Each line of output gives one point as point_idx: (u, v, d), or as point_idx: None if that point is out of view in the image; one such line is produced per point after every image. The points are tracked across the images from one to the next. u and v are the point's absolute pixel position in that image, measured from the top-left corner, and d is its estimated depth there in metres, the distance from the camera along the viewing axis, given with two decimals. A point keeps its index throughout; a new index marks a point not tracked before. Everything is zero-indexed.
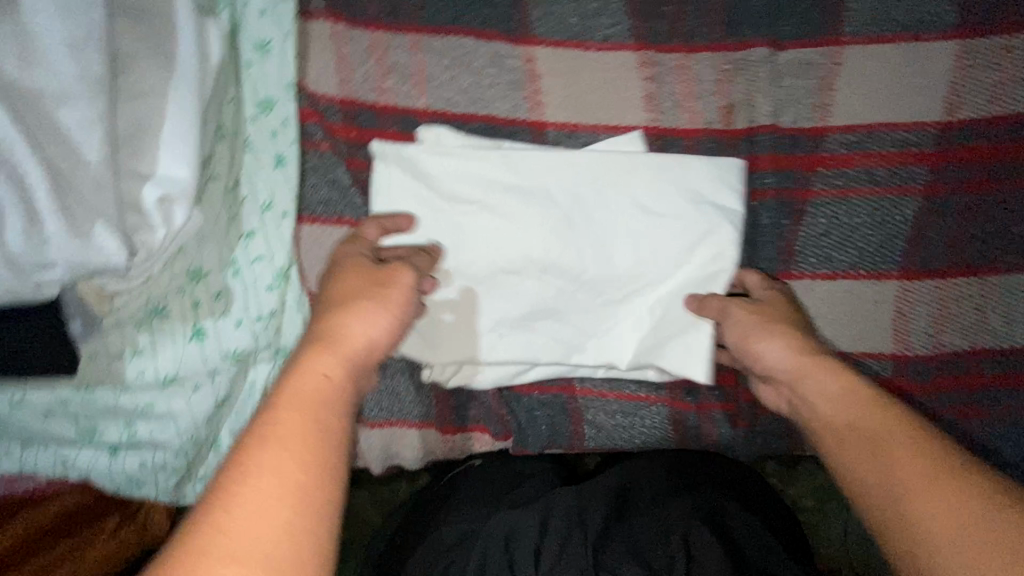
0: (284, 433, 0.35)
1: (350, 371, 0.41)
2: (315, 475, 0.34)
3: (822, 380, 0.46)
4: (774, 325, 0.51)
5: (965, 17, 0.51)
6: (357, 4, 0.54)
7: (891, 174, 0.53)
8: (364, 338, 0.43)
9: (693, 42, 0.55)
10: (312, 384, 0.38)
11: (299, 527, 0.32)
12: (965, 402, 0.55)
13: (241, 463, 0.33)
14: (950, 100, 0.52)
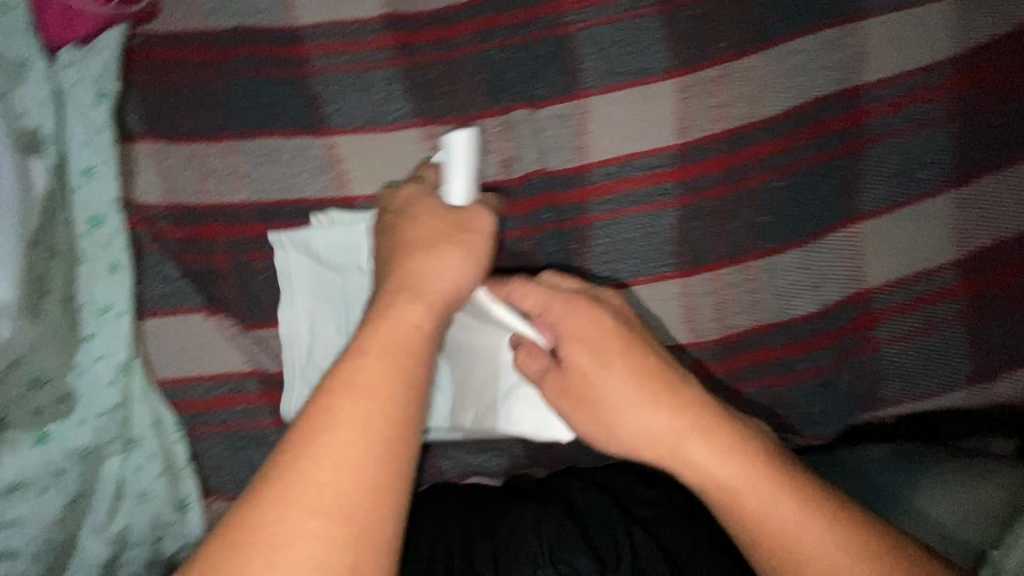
0: (375, 386, 0.41)
1: (434, 317, 0.47)
2: (386, 430, 0.40)
3: (691, 442, 0.49)
4: (646, 407, 0.50)
5: (677, 62, 0.64)
6: (173, 125, 0.63)
7: (648, 194, 0.64)
8: (450, 284, 0.49)
9: (466, 112, 0.65)
10: (404, 336, 0.44)
11: (380, 477, 0.38)
12: (762, 372, 0.65)
13: (332, 412, 0.40)
14: (680, 125, 0.64)
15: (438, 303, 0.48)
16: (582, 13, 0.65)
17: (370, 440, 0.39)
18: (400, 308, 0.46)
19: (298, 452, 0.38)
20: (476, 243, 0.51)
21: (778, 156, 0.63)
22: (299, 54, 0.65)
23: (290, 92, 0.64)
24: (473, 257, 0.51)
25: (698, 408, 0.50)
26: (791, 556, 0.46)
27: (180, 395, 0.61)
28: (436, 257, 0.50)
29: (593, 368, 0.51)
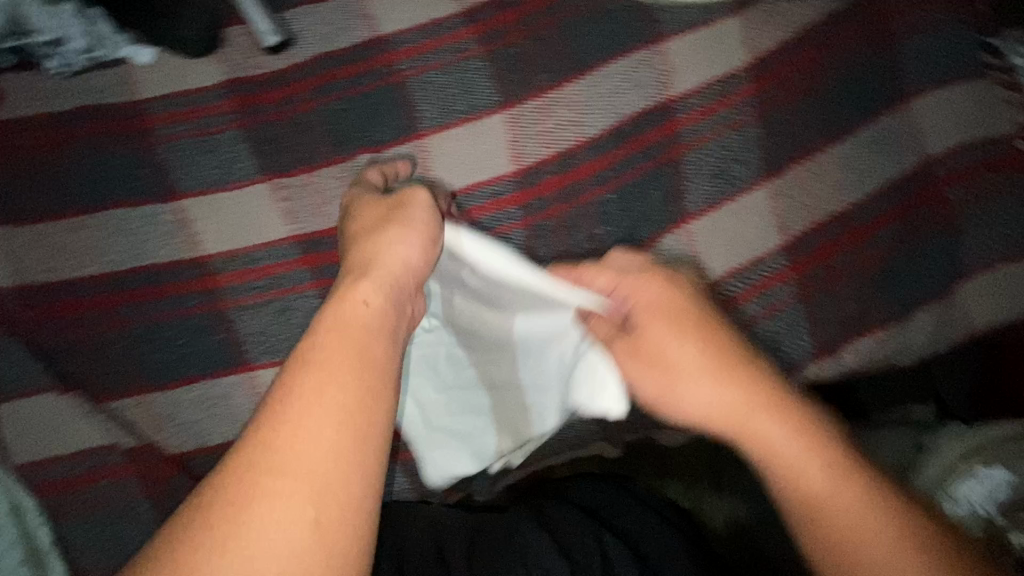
0: (335, 358, 0.44)
1: (387, 294, 0.50)
2: (358, 401, 0.42)
3: (753, 390, 0.51)
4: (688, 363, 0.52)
5: (504, 95, 0.69)
6: (23, 210, 0.66)
7: (494, 220, 0.68)
8: (396, 257, 0.52)
9: (312, 163, 0.68)
10: (361, 314, 0.47)
11: (351, 442, 0.41)
12: None
13: (300, 384, 0.42)
14: (515, 152, 0.68)
15: (389, 276, 0.51)
16: (412, 60, 0.70)
17: (337, 406, 0.42)
18: (357, 286, 0.49)
19: (265, 425, 0.41)
20: (412, 216, 0.54)
21: (607, 170, 0.67)
22: (146, 127, 0.69)
23: (136, 164, 0.67)
24: (412, 224, 0.53)
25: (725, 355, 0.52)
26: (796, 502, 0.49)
27: (40, 478, 0.59)
28: (388, 233, 0.53)
29: (667, 336, 0.53)
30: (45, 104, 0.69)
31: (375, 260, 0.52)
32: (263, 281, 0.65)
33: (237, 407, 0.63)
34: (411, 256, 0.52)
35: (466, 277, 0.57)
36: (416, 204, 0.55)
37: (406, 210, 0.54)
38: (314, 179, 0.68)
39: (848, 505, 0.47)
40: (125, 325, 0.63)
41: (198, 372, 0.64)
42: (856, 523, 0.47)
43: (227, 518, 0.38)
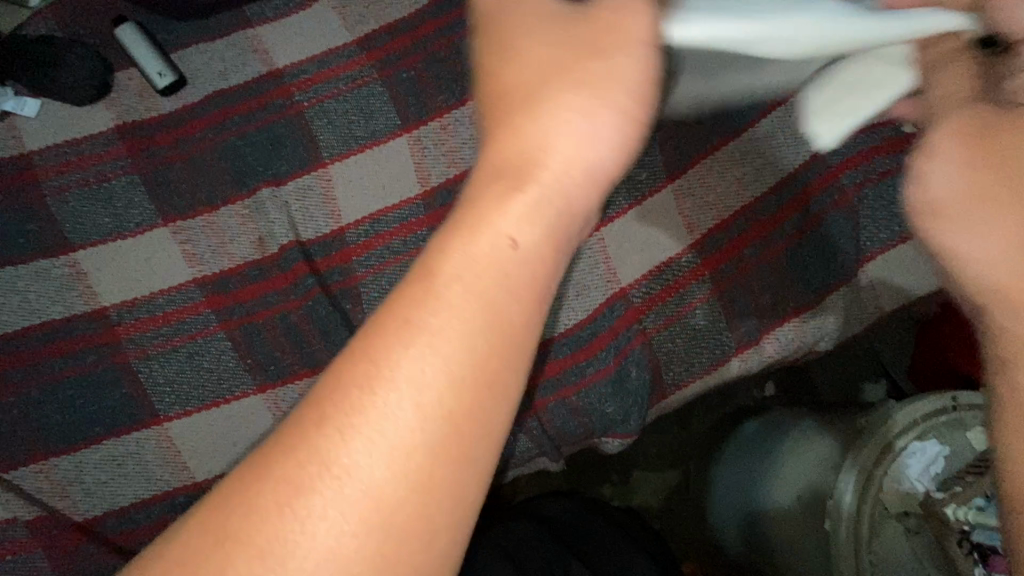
0: (465, 321, 0.31)
1: (548, 216, 0.34)
2: (482, 424, 0.30)
3: None
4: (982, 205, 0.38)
5: (405, 118, 0.69)
6: None
7: (404, 244, 0.67)
8: (565, 153, 0.35)
9: (213, 202, 0.67)
10: (507, 255, 0.32)
11: (450, 454, 0.29)
12: (559, 385, 0.67)
13: (439, 339, 0.30)
14: (420, 174, 0.68)
15: (557, 184, 0.35)
16: (309, 91, 0.70)
17: (449, 397, 0.30)
18: (526, 193, 0.34)
19: (336, 413, 0.29)
20: (609, 70, 0.36)
21: None
22: (35, 178, 0.66)
23: (25, 217, 0.65)
24: (604, 91, 0.36)
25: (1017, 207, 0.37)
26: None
27: None
28: (561, 93, 0.36)
29: None
30: None
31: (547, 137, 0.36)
32: (168, 327, 0.63)
33: (146, 462, 0.60)
34: (598, 148, 0.36)
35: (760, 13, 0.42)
36: (620, 52, 0.37)
37: (598, 50, 0.37)
38: (216, 219, 0.66)
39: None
40: (20, 388, 0.60)
41: (104, 429, 0.60)
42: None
43: (234, 542, 0.28)
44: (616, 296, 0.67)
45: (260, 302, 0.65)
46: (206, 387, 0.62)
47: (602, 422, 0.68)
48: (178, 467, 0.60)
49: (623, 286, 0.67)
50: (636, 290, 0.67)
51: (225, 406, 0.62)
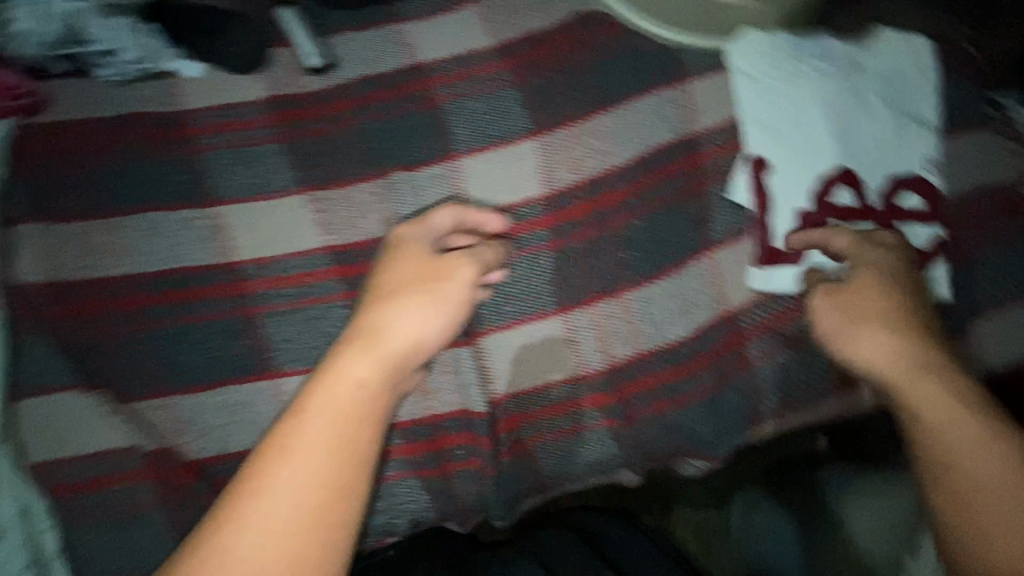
0: (319, 439, 0.48)
1: (382, 369, 0.52)
2: (334, 499, 0.46)
3: (925, 386, 0.54)
4: (874, 327, 0.58)
5: (537, 123, 0.72)
6: (59, 206, 0.66)
7: (524, 241, 0.69)
8: (400, 336, 0.54)
9: (348, 178, 0.70)
10: (348, 393, 0.50)
11: (321, 517, 0.46)
12: (656, 398, 0.68)
13: (273, 471, 0.46)
14: (545, 175, 0.70)
15: (399, 351, 0.53)
16: (449, 87, 0.73)
17: (313, 488, 0.46)
18: (365, 354, 0.52)
19: (241, 500, 0.45)
20: (444, 293, 0.57)
21: (635, 198, 0.70)
22: (187, 134, 0.70)
23: (175, 168, 0.68)
24: (444, 300, 0.57)
25: (905, 323, 0.58)
26: (958, 483, 0.50)
27: (57, 478, 0.58)
28: (395, 301, 0.56)
29: (847, 300, 0.60)
30: (86, 109, 0.70)
31: (404, 327, 0.54)
32: (294, 289, 0.66)
33: (257, 412, 0.63)
34: (431, 331, 0.56)
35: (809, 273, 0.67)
36: (451, 279, 0.58)
37: (436, 275, 0.58)
38: (350, 194, 0.70)
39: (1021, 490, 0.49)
40: (152, 328, 0.63)
41: (225, 376, 0.63)
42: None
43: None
44: (740, 309, 0.68)
45: None
46: (322, 350, 0.65)
47: (693, 441, 0.69)
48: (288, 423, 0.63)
49: (753, 301, 0.68)
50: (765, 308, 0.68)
51: None
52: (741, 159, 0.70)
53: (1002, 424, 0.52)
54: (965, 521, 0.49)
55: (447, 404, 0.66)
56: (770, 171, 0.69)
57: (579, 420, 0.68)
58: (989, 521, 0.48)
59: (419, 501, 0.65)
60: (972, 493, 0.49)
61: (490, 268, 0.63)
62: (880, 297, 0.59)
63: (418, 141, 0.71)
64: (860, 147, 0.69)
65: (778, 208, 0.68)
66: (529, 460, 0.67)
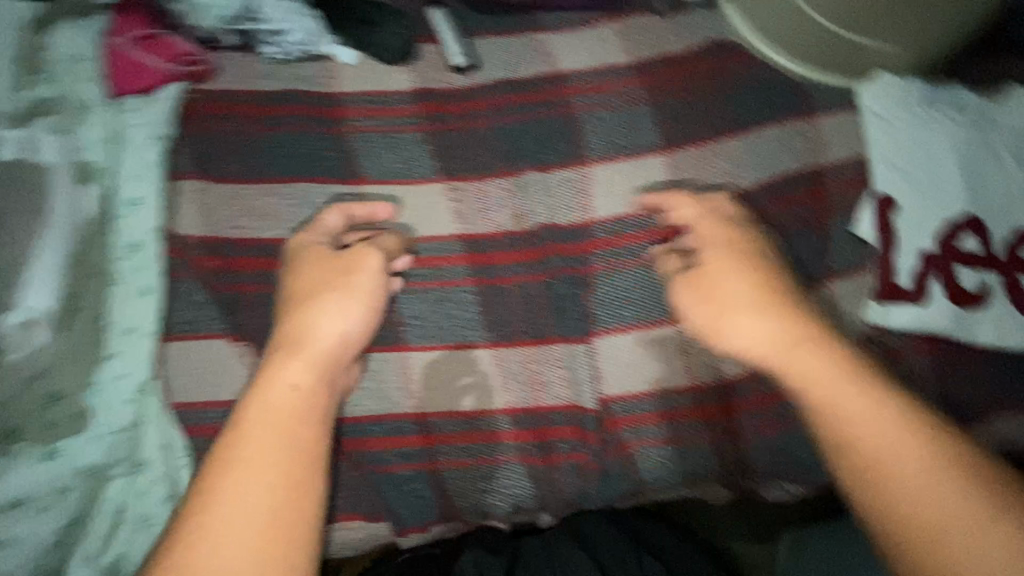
0: (264, 449, 0.50)
1: (315, 369, 0.56)
2: (289, 488, 0.49)
3: (822, 364, 0.55)
4: (766, 310, 0.60)
5: (668, 139, 0.74)
6: (219, 167, 0.70)
7: (647, 249, 0.71)
8: (327, 333, 0.58)
9: (483, 172, 0.73)
10: (284, 397, 0.53)
11: (280, 517, 0.48)
12: (761, 418, 0.69)
13: (224, 492, 0.48)
14: (671, 190, 0.73)
15: (325, 351, 0.58)
16: (586, 97, 0.77)
17: (268, 495, 0.49)
18: (280, 365, 0.55)
19: (211, 498, 0.48)
20: (367, 291, 0.62)
21: (757, 221, 0.72)
22: (339, 115, 0.75)
23: (327, 146, 0.73)
24: (349, 296, 0.61)
25: (778, 305, 0.60)
26: (856, 455, 0.51)
27: (191, 420, 0.61)
28: (327, 297, 0.60)
29: (690, 296, 0.64)
30: (248, 81, 0.74)
31: (321, 326, 0.59)
32: (426, 271, 0.70)
33: (387, 384, 0.67)
34: (350, 328, 0.60)
35: (928, 314, 0.68)
36: (362, 270, 0.62)
37: (328, 280, 0.61)
38: (484, 187, 0.73)
39: (912, 451, 0.50)
40: None
41: None
42: (921, 490, 0.48)
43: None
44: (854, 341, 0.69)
45: (507, 269, 0.70)
46: (447, 331, 0.69)
47: (795, 466, 0.69)
48: (412, 397, 0.67)
49: (867, 335, 0.69)
50: (878, 343, 0.69)
51: (460, 351, 0.68)
52: (866, 196, 0.72)
53: (873, 400, 0.52)
54: (870, 496, 0.50)
55: (557, 398, 0.68)
56: (897, 211, 0.70)
57: (683, 430, 0.69)
58: (884, 493, 0.49)
59: (521, 485, 0.67)
60: (871, 464, 0.50)
61: (394, 254, 0.67)
62: (744, 280, 0.62)
63: (552, 145, 0.74)
64: (984, 201, 0.71)
65: (904, 247, 0.70)
66: (628, 462, 0.69)
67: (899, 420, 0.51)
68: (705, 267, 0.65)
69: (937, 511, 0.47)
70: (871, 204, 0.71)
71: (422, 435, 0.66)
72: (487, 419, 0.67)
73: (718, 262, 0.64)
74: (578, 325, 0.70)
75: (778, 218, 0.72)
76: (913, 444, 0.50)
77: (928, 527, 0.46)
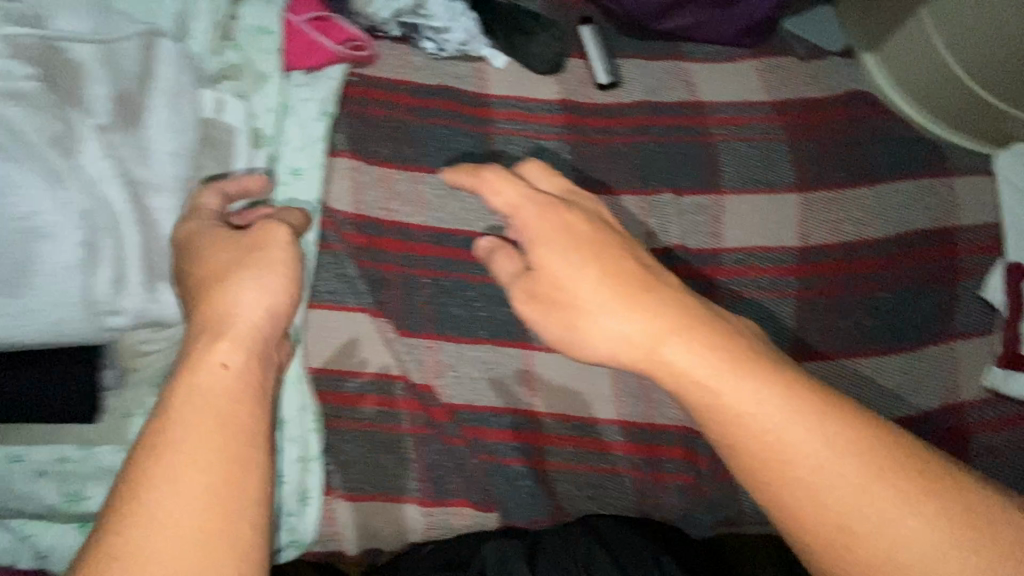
0: (197, 436, 0.40)
1: (250, 352, 0.45)
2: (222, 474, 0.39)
3: (741, 381, 0.41)
4: (616, 307, 0.45)
5: (801, 180, 0.76)
6: (371, 149, 0.73)
7: (770, 284, 0.73)
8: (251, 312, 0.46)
9: (620, 187, 0.75)
10: (219, 380, 0.43)
11: (214, 516, 0.38)
12: None
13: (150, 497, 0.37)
14: (801, 230, 0.74)
15: (251, 331, 0.46)
16: (724, 128, 0.79)
17: (204, 495, 0.38)
18: (203, 351, 0.44)
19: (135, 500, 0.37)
20: (270, 255, 0.50)
21: (884, 271, 0.73)
22: (487, 116, 0.77)
23: (474, 143, 0.76)
24: (273, 268, 0.49)
25: (649, 297, 0.45)
26: (758, 448, 0.40)
27: (327, 385, 0.65)
28: (232, 273, 0.48)
29: (567, 269, 0.47)
30: (407, 72, 0.77)
31: (244, 300, 0.47)
32: None
33: (509, 379, 0.68)
34: (249, 303, 0.47)
35: None
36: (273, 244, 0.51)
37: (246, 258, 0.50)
38: (620, 203, 0.75)
39: (839, 454, 0.39)
40: (434, 278, 0.70)
41: (486, 337, 0.69)
42: (862, 479, 0.39)
43: None
44: (967, 402, 0.70)
45: None
46: None
47: None
48: (531, 396, 0.68)
49: (982, 399, 0.70)
50: (992, 408, 0.70)
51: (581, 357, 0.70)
52: (998, 261, 0.73)
53: (745, 385, 0.41)
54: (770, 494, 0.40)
55: (667, 418, 0.70)
56: None
57: None
58: (805, 485, 0.39)
59: (626, 498, 0.67)
60: (774, 460, 0.40)
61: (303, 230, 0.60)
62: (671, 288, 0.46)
63: (687, 170, 0.76)
64: None
65: None
66: (732, 491, 0.69)
67: (835, 409, 0.41)
68: (545, 265, 0.49)
69: (852, 499, 0.38)
70: (1003, 272, 0.72)
71: (536, 433, 0.67)
72: (601, 427, 0.69)
73: (555, 257, 0.48)
74: None
75: (570, 195, 0.55)
76: (842, 432, 0.40)
77: (841, 517, 0.38)
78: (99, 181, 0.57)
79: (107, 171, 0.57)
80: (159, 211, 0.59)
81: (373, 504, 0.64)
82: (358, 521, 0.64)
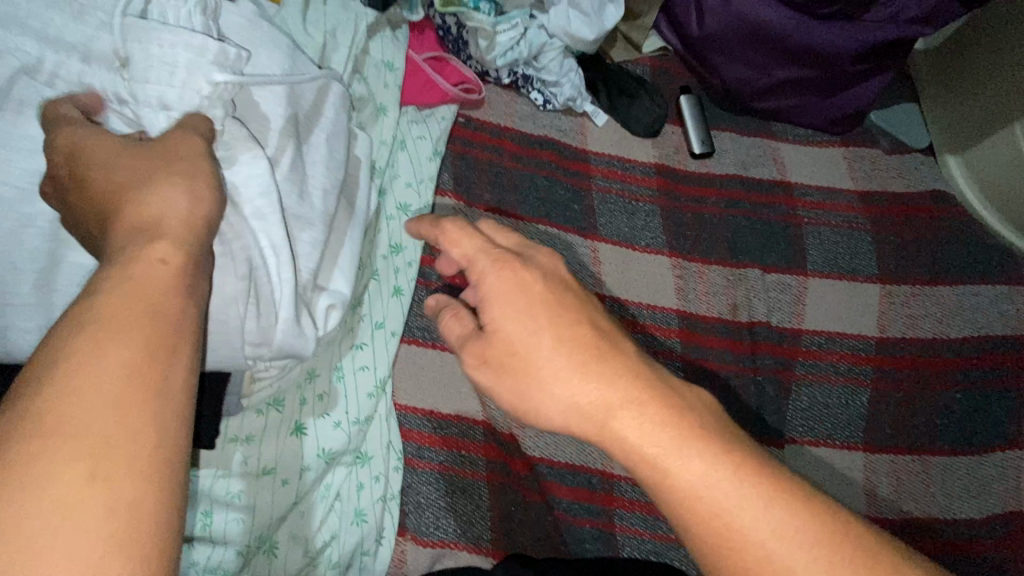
0: (120, 316, 0.28)
1: (195, 259, 0.34)
2: (158, 370, 0.28)
3: (692, 463, 0.34)
4: (579, 380, 0.38)
5: (882, 272, 0.79)
6: (475, 192, 0.74)
7: (846, 370, 0.74)
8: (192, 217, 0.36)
9: (708, 257, 0.77)
10: (158, 275, 0.31)
11: (145, 413, 0.27)
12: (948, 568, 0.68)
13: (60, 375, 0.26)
14: (881, 321, 0.76)
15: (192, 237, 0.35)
16: (812, 211, 0.81)
17: (115, 385, 0.26)
18: (131, 254, 0.32)
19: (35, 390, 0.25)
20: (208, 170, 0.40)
21: (958, 372, 0.75)
22: (585, 171, 0.79)
23: (572, 196, 0.77)
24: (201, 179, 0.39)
25: (602, 361, 0.38)
26: (709, 532, 0.33)
27: (411, 423, 0.65)
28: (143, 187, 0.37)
29: (519, 328, 0.39)
30: (514, 119, 0.79)
31: (166, 226, 0.34)
32: (642, 336, 0.72)
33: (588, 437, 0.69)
34: (185, 214, 0.36)
35: None
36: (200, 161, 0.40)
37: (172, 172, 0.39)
38: (707, 272, 0.76)
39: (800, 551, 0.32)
40: None
41: None
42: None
43: None
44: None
45: (717, 355, 0.73)
46: None
47: None
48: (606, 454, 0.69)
49: None
50: None
51: None
52: None
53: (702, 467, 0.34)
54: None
55: None
56: None
57: None
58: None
59: (690, 567, 0.67)
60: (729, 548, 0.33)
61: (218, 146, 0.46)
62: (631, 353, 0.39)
63: (774, 248, 0.78)
64: None
65: None
66: None
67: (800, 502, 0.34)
68: (501, 328, 0.40)
69: None
70: None
71: (607, 494, 0.67)
72: None
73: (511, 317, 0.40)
74: (777, 428, 0.71)
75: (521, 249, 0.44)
76: (798, 534, 0.33)
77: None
78: (266, 217, 0.50)
79: (273, 205, 0.50)
80: (304, 245, 0.53)
81: (445, 550, 0.62)
82: (430, 568, 0.61)
